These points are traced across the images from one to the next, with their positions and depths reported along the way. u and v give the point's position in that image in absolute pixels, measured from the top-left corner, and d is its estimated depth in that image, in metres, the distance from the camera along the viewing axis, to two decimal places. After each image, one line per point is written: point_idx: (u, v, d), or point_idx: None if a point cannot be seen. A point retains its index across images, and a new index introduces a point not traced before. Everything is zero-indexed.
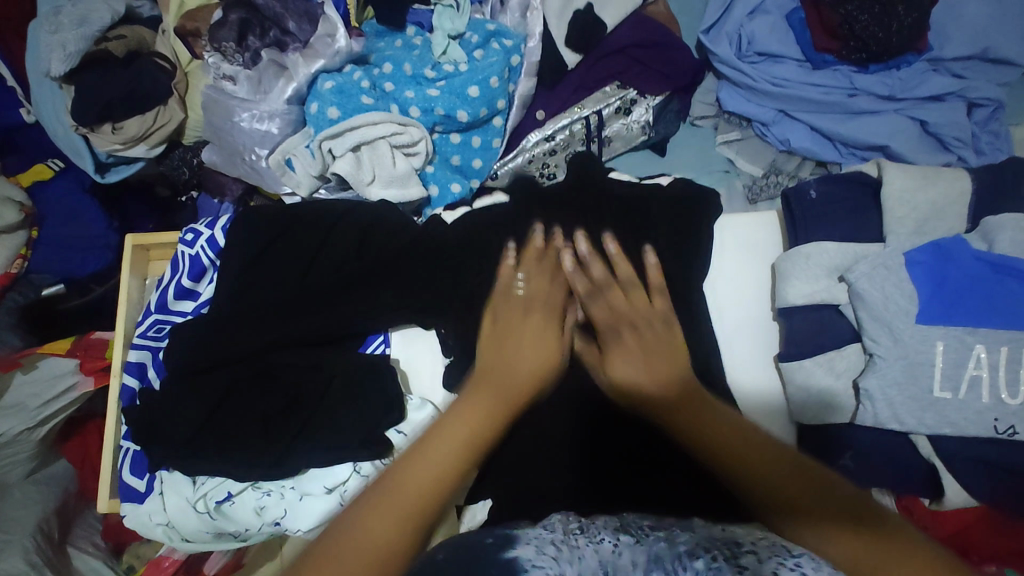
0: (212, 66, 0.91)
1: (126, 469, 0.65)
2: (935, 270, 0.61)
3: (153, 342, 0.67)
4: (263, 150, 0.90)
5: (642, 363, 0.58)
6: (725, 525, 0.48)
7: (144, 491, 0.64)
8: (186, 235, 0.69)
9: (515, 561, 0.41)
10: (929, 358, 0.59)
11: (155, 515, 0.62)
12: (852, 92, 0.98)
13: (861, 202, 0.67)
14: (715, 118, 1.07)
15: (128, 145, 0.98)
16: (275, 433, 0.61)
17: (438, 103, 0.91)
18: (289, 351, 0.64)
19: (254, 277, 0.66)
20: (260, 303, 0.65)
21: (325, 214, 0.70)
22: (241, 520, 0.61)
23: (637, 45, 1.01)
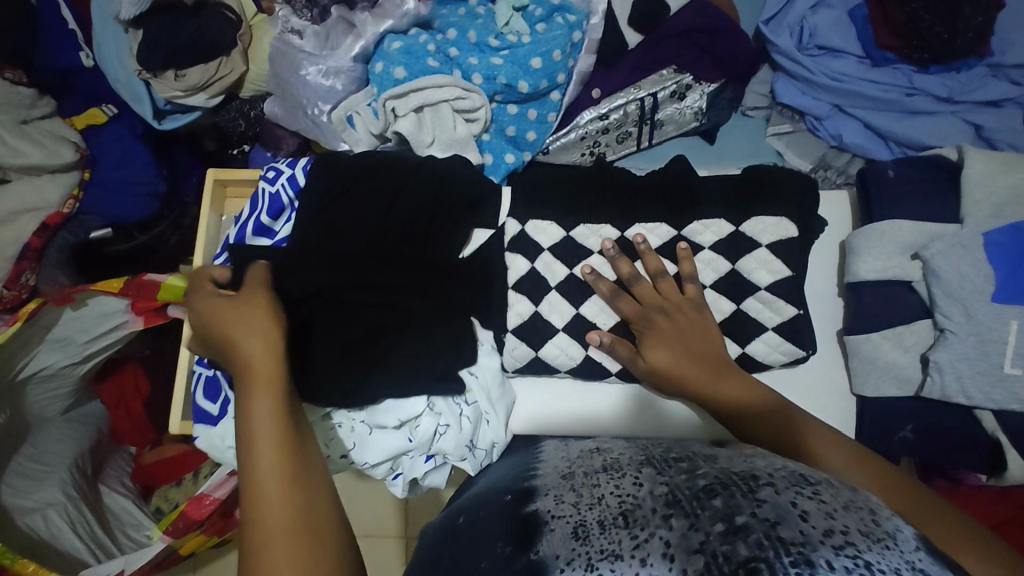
0: (281, 19, 0.92)
1: (201, 393, 0.66)
2: (1012, 253, 0.65)
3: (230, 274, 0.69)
4: (326, 105, 0.91)
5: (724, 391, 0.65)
6: (749, 460, 0.54)
7: (218, 414, 0.66)
8: (268, 172, 0.71)
9: (537, 514, 0.53)
10: (1003, 335, 0.64)
11: (228, 439, 0.64)
12: (910, 92, 0.99)
13: (937, 185, 0.71)
14: (767, 109, 1.08)
15: (188, 94, 1.00)
16: (355, 363, 0.65)
17: (501, 72, 0.92)
18: (357, 299, 0.66)
19: (329, 221, 0.68)
20: (339, 244, 0.67)
21: (408, 161, 0.72)
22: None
23: (698, 30, 1.01)
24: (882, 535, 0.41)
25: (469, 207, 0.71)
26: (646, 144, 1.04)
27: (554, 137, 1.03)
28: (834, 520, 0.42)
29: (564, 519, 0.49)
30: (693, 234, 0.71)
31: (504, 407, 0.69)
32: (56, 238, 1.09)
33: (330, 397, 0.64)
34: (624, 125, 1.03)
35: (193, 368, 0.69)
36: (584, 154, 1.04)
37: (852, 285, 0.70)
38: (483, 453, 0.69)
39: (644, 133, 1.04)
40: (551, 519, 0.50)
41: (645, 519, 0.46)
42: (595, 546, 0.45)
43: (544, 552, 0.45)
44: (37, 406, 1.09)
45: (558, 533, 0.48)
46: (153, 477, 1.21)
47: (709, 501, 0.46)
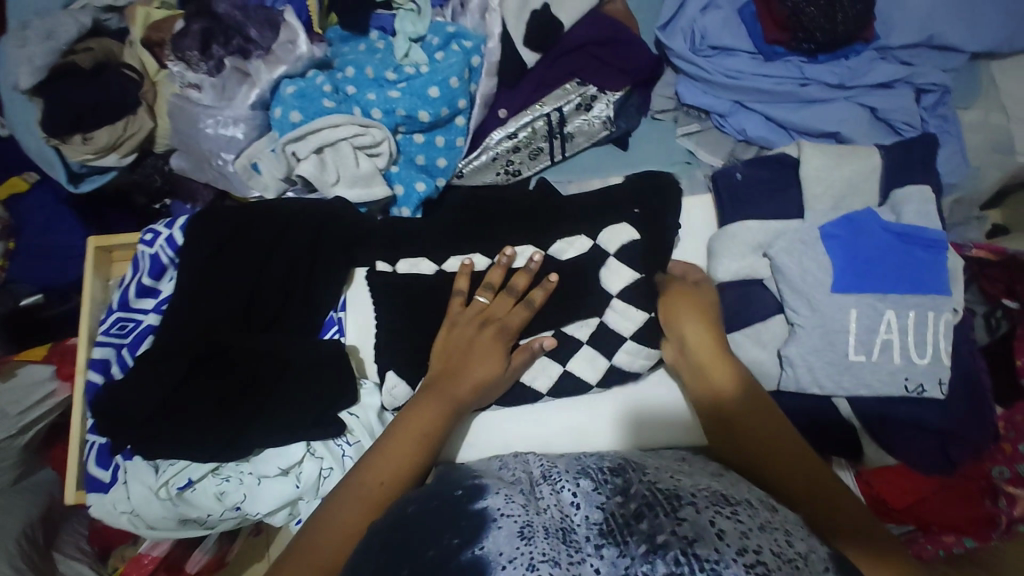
0: (176, 75, 0.93)
1: (93, 461, 0.67)
2: (849, 243, 0.72)
3: (116, 339, 0.70)
4: (229, 154, 0.92)
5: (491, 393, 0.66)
6: (677, 477, 0.55)
7: (109, 481, 0.67)
8: (146, 235, 0.71)
9: (483, 511, 0.50)
10: (843, 325, 0.70)
11: (120, 504, 0.66)
12: (804, 82, 1.02)
13: (784, 182, 0.77)
14: (674, 111, 1.10)
15: (100, 155, 1.00)
16: (237, 408, 0.65)
17: (399, 104, 0.93)
18: (236, 353, 0.67)
19: (210, 278, 0.70)
20: (219, 301, 0.69)
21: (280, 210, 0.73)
22: (205, 499, 0.66)
23: (596, 42, 1.04)
24: (793, 555, 0.45)
25: (347, 246, 0.73)
26: (560, 157, 1.05)
27: (467, 160, 1.03)
28: (748, 539, 0.45)
29: (510, 516, 0.48)
30: (557, 251, 0.75)
31: None
32: None
33: (214, 450, 0.64)
34: (534, 141, 1.05)
35: (86, 438, 0.69)
36: (498, 174, 1.05)
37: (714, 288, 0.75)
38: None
39: (556, 147, 1.05)
40: (500, 516, 0.49)
41: (579, 539, 0.47)
42: (538, 547, 0.45)
43: (488, 547, 0.46)
44: None
45: (503, 529, 0.47)
46: (109, 538, 1.19)
47: (637, 522, 0.48)
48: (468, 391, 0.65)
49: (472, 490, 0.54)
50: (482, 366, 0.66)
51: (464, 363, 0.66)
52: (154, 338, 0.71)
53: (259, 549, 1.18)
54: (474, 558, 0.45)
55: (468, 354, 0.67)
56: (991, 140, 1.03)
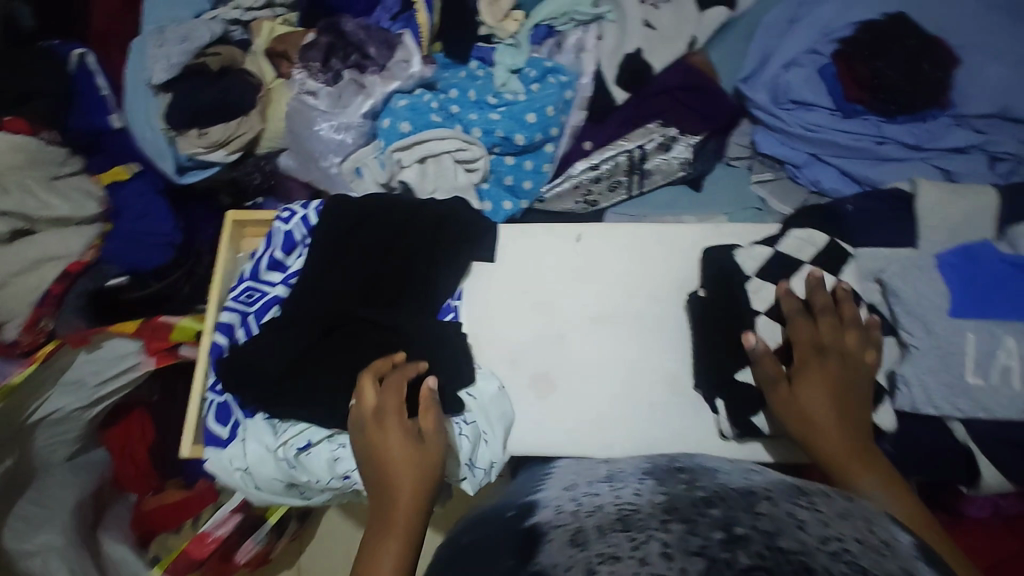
0: (298, 82, 1.01)
1: (212, 418, 0.71)
2: (965, 272, 0.75)
3: (244, 306, 0.75)
4: (336, 158, 0.98)
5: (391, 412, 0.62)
6: (754, 480, 0.50)
7: (226, 438, 0.71)
8: (283, 213, 0.78)
9: (533, 526, 0.47)
10: (959, 346, 0.73)
11: (236, 460, 0.69)
12: (880, 140, 1.05)
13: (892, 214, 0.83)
14: (749, 159, 1.15)
15: (209, 150, 1.07)
16: (358, 378, 0.70)
17: (498, 126, 1.00)
18: (359, 325, 0.73)
19: (341, 250, 0.76)
20: (340, 272, 0.75)
21: (403, 202, 0.79)
22: (321, 462, 0.67)
23: (681, 88, 1.10)
24: (877, 543, 0.40)
25: (464, 242, 0.77)
26: (637, 192, 1.09)
27: (550, 186, 1.08)
28: (831, 531, 0.40)
29: (560, 526, 0.44)
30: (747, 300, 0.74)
31: (503, 426, 0.71)
32: (76, 284, 1.15)
33: (334, 416, 0.68)
34: (614, 174, 1.09)
35: (205, 395, 0.73)
36: (578, 202, 1.09)
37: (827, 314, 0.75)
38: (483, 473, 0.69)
39: (634, 182, 1.09)
40: (551, 530, 0.44)
41: (644, 520, 0.41)
42: (594, 551, 0.39)
43: (538, 559, 0.41)
44: (46, 452, 1.12)
45: (557, 540, 0.42)
46: (149, 526, 1.20)
47: (708, 509, 0.42)
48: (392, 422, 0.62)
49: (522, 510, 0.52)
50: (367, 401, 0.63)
51: (821, 421, 0.64)
52: (278, 309, 0.76)
53: (292, 555, 1.20)
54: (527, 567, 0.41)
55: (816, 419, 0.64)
56: None
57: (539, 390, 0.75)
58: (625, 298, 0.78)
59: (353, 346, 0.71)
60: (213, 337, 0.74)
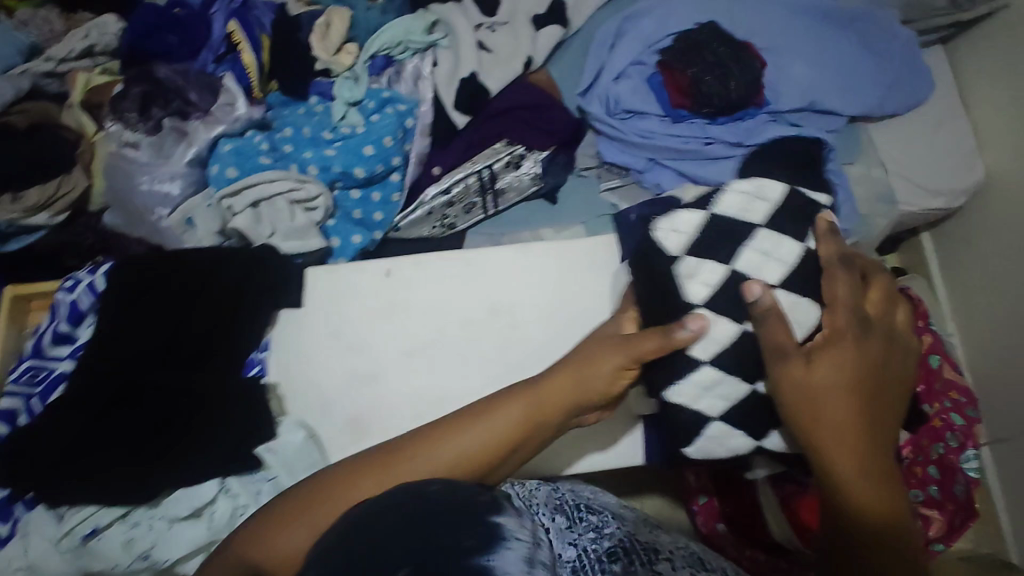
0: (114, 135, 0.96)
1: None
2: None
3: (25, 387, 0.74)
4: (164, 210, 0.94)
5: (557, 376, 0.66)
6: None
7: (7, 535, 0.70)
8: (67, 283, 0.78)
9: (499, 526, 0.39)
10: None
11: (17, 559, 0.68)
12: (708, 141, 1.12)
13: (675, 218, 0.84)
14: (598, 168, 1.18)
15: (29, 214, 1.00)
16: (148, 450, 0.69)
17: (335, 162, 1.00)
18: (150, 394, 0.72)
19: (128, 321, 0.75)
20: (129, 343, 0.74)
21: (194, 262, 0.79)
22: (114, 544, 0.67)
23: (521, 107, 1.13)
24: None
25: (268, 294, 0.77)
26: (493, 211, 1.11)
27: (402, 215, 1.08)
28: None
29: (523, 540, 0.39)
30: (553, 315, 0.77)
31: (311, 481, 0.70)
32: None
33: (121, 494, 0.68)
34: (467, 197, 1.10)
35: None
36: (434, 227, 1.09)
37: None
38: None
39: (488, 202, 1.11)
40: (514, 538, 0.39)
41: None
42: None
43: (500, 560, 0.37)
44: None
45: (520, 552, 0.38)
46: None
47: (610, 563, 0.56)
48: (557, 398, 0.65)
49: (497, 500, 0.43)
50: (593, 374, 0.65)
51: (815, 397, 0.60)
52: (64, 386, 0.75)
53: None
54: (481, 567, 0.37)
55: (812, 393, 0.60)
56: (873, 193, 1.13)
57: (356, 436, 0.73)
58: (436, 328, 0.77)
59: (141, 418, 0.71)
60: None
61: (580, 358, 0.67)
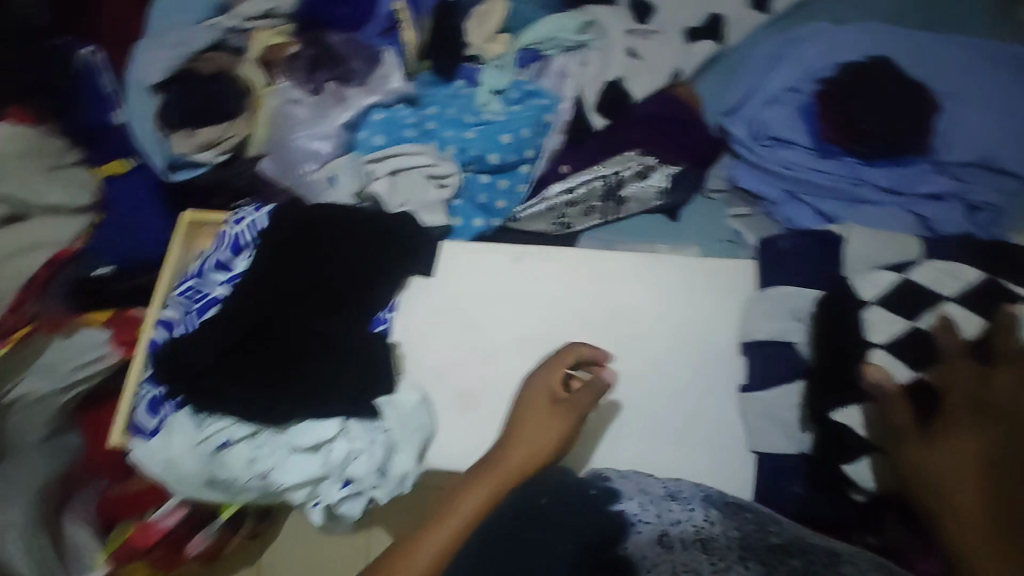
0: (282, 92, 1.05)
1: (144, 409, 0.76)
2: None
3: (185, 301, 0.80)
4: (312, 165, 1.01)
5: (532, 427, 0.72)
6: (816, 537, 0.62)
7: (151, 429, 0.75)
8: (234, 217, 0.83)
9: (621, 513, 0.64)
10: None
11: (156, 455, 0.72)
12: (857, 182, 1.05)
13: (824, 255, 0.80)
14: (728, 193, 1.14)
15: (198, 150, 1.11)
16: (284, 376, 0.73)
17: (474, 145, 1.03)
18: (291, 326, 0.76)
19: (282, 258, 0.80)
20: (281, 275, 0.79)
21: (355, 214, 0.83)
22: (242, 458, 0.72)
23: (660, 118, 1.12)
24: None
25: (405, 255, 0.82)
26: (613, 218, 1.09)
27: (525, 207, 1.09)
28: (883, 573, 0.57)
29: (645, 523, 0.63)
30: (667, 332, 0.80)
31: (420, 438, 0.74)
32: (62, 271, 1.19)
33: (256, 414, 0.71)
34: (589, 200, 1.10)
35: (138, 389, 0.78)
36: (552, 224, 1.09)
37: (745, 344, 0.78)
38: (394, 481, 0.73)
39: (610, 208, 1.10)
40: (637, 522, 0.63)
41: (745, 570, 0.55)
42: (678, 558, 0.58)
43: (633, 549, 0.59)
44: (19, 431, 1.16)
45: (644, 536, 0.61)
46: (115, 512, 1.21)
47: (784, 557, 0.58)
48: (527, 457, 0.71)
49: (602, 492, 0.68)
50: (536, 435, 0.72)
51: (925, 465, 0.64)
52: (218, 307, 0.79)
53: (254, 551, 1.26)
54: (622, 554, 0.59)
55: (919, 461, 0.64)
56: None
57: (461, 406, 0.78)
58: (548, 322, 0.81)
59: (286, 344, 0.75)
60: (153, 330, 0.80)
61: (527, 403, 0.74)
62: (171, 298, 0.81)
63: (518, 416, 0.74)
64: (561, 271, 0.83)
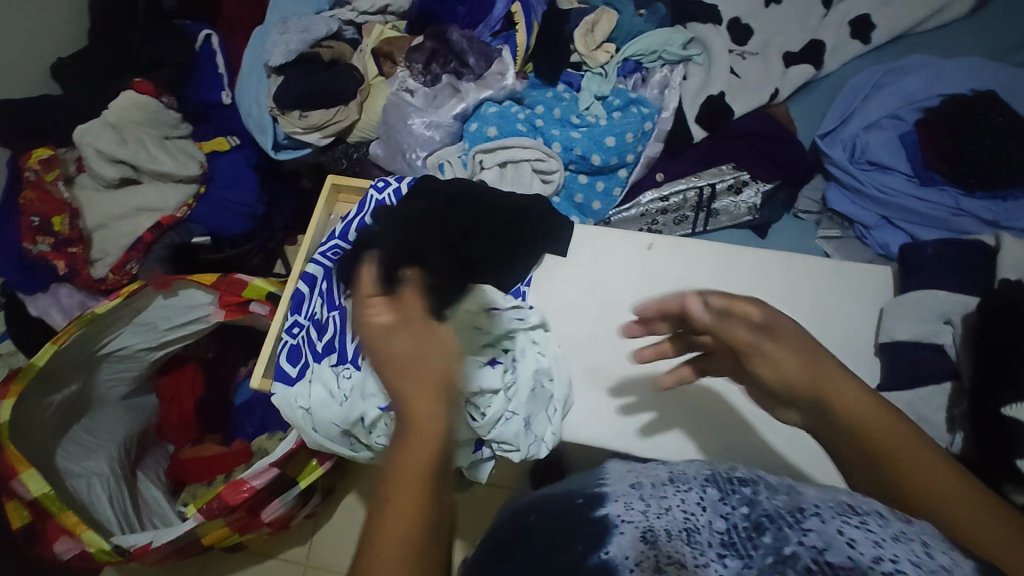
0: (399, 79, 1.11)
1: (284, 358, 0.80)
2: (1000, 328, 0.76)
3: (327, 260, 0.83)
4: (422, 151, 1.05)
5: (409, 347, 0.43)
6: (796, 490, 0.42)
7: (294, 376, 0.79)
8: (378, 184, 0.87)
9: (605, 518, 0.42)
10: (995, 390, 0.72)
11: (300, 399, 0.77)
12: (957, 213, 1.04)
13: (976, 264, 0.77)
14: (818, 215, 1.15)
15: (306, 131, 1.16)
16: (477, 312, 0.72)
17: (578, 144, 1.06)
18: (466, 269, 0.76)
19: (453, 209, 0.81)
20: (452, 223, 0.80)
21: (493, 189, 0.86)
22: (396, 422, 0.73)
23: (758, 135, 1.13)
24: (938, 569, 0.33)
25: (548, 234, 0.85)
26: (702, 229, 1.11)
27: (617, 211, 1.11)
28: (882, 549, 0.35)
29: (631, 522, 0.41)
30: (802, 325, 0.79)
31: (555, 407, 0.76)
32: (163, 237, 1.22)
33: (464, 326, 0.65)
34: (682, 209, 1.12)
35: (281, 335, 0.84)
36: (641, 230, 1.12)
37: (881, 343, 0.76)
38: (530, 441, 0.76)
39: (699, 219, 1.12)
40: (621, 525, 0.41)
41: (701, 542, 0.38)
42: (665, 554, 0.38)
43: (616, 552, 0.39)
44: (104, 386, 1.20)
45: (626, 537, 0.40)
46: (183, 474, 1.23)
47: (757, 533, 0.38)
48: (428, 398, 0.42)
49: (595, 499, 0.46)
50: (431, 350, 0.43)
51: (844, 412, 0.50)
52: None
53: (307, 531, 1.27)
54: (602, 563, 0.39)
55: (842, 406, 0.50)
56: None
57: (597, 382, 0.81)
58: None
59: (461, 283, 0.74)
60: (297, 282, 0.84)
61: (410, 364, 0.42)
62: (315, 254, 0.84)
63: (373, 335, 0.44)
64: (697, 259, 0.85)
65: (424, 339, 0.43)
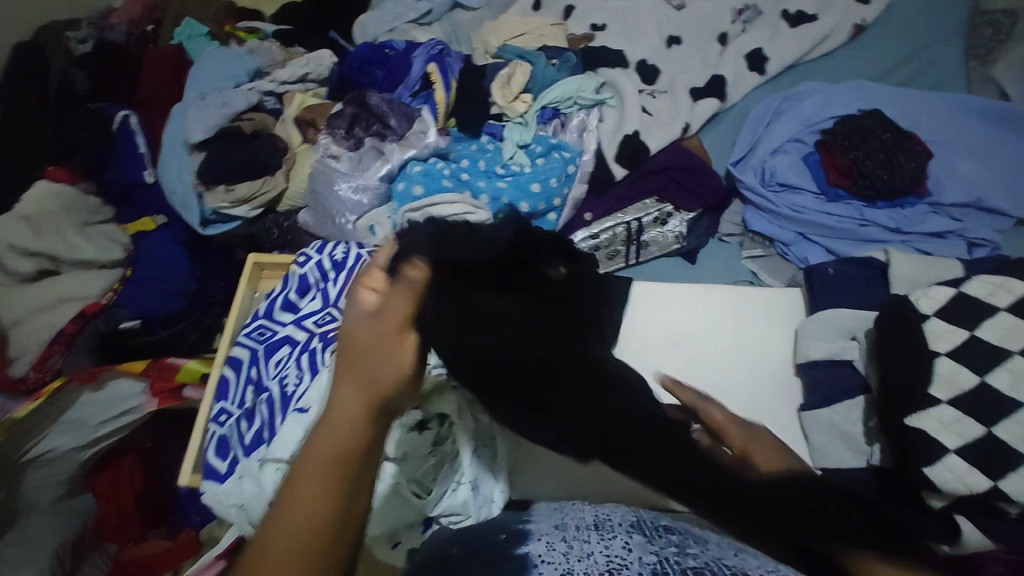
0: (322, 146, 1.12)
1: (211, 452, 0.78)
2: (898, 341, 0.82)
3: (253, 339, 0.85)
4: (352, 215, 1.07)
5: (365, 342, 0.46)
6: (739, 545, 0.44)
7: (223, 471, 0.77)
8: (300, 258, 0.88)
9: (525, 556, 0.45)
10: None
11: (232, 497, 0.74)
12: (863, 223, 1.12)
13: (868, 279, 0.84)
14: (740, 236, 1.20)
15: (233, 205, 1.15)
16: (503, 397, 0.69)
17: (505, 194, 1.08)
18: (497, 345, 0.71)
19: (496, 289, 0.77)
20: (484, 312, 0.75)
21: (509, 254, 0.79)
22: None
23: (676, 168, 1.18)
24: None
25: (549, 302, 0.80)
26: (634, 261, 1.14)
27: None
28: None
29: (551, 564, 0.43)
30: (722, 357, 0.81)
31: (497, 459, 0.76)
32: (89, 325, 1.18)
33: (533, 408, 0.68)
34: (613, 244, 1.15)
35: (206, 430, 0.81)
36: None
37: (801, 363, 0.79)
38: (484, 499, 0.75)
39: (631, 251, 1.15)
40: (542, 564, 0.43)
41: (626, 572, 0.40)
42: None
43: None
44: (30, 494, 1.12)
45: None
46: None
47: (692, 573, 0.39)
48: (366, 390, 0.45)
49: (514, 539, 0.49)
50: (401, 334, 0.46)
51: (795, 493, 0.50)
52: (285, 346, 0.84)
53: None
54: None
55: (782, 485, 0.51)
56: None
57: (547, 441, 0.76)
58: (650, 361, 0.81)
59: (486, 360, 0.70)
60: (224, 366, 0.84)
61: (375, 321, 0.47)
62: (241, 337, 0.85)
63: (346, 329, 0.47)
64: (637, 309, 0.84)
65: (400, 313, 0.47)
